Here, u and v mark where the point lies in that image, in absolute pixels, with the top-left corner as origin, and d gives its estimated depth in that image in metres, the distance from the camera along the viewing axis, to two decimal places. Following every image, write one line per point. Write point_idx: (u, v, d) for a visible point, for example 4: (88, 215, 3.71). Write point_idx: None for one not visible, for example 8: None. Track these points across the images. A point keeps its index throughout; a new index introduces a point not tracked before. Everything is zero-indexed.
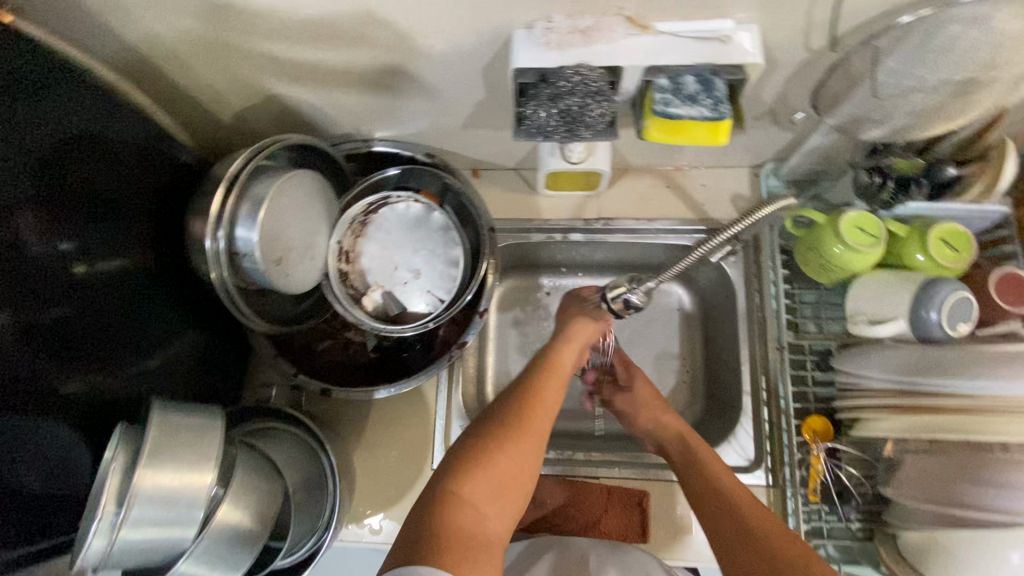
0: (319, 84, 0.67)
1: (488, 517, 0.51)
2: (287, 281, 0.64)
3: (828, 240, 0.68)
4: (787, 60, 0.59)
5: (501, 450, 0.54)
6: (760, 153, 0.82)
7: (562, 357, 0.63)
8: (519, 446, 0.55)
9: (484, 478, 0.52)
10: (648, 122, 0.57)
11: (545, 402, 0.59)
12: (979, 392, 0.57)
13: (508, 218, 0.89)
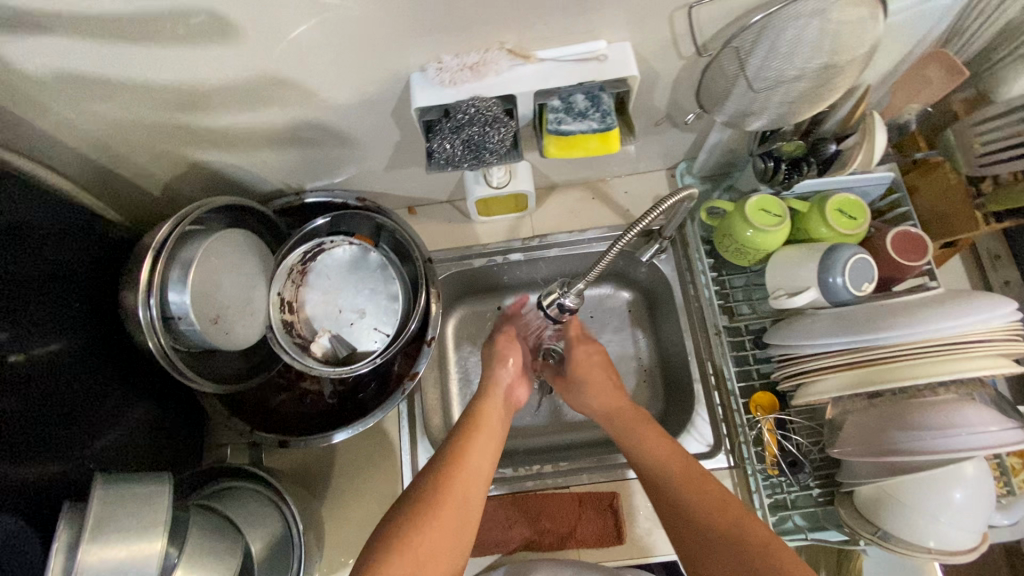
0: (240, 146, 0.70)
1: None
2: (228, 337, 0.65)
3: (739, 225, 0.72)
4: (665, 69, 0.65)
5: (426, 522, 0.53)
6: (671, 155, 0.88)
7: (485, 420, 0.66)
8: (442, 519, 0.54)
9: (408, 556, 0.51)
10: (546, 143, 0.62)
11: (472, 464, 0.60)
12: (886, 338, 0.61)
13: (449, 249, 0.93)
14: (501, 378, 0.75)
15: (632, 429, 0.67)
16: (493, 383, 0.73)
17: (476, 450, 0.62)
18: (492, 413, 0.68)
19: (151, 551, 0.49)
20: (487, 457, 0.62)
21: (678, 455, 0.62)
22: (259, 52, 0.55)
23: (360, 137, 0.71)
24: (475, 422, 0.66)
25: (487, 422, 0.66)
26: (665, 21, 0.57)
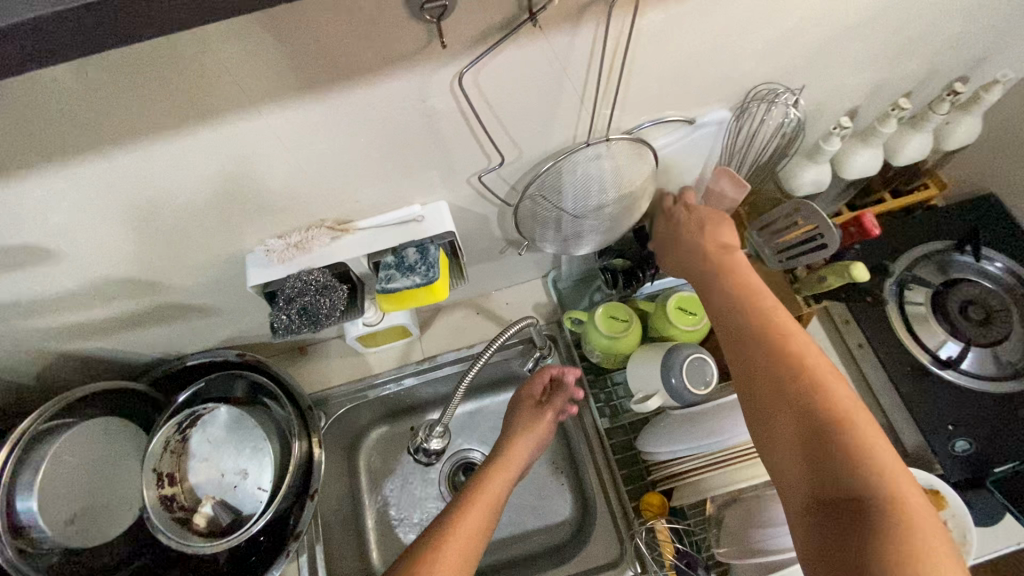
0: (103, 333, 0.73)
1: None
2: (89, 533, 0.70)
3: (593, 334, 0.77)
4: (489, 212, 0.71)
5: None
6: (539, 266, 0.94)
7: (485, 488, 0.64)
8: None
9: None
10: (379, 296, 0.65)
11: (454, 539, 0.57)
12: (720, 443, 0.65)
13: (343, 384, 0.94)
14: (529, 441, 0.73)
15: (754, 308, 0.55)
16: (514, 446, 0.71)
17: (451, 547, 0.56)
18: (491, 492, 0.64)
19: None
20: (472, 532, 0.59)
21: (820, 358, 0.50)
22: (90, 264, 0.59)
23: (223, 306, 0.75)
24: (472, 495, 0.63)
25: (478, 496, 0.63)
26: (465, 182, 0.64)
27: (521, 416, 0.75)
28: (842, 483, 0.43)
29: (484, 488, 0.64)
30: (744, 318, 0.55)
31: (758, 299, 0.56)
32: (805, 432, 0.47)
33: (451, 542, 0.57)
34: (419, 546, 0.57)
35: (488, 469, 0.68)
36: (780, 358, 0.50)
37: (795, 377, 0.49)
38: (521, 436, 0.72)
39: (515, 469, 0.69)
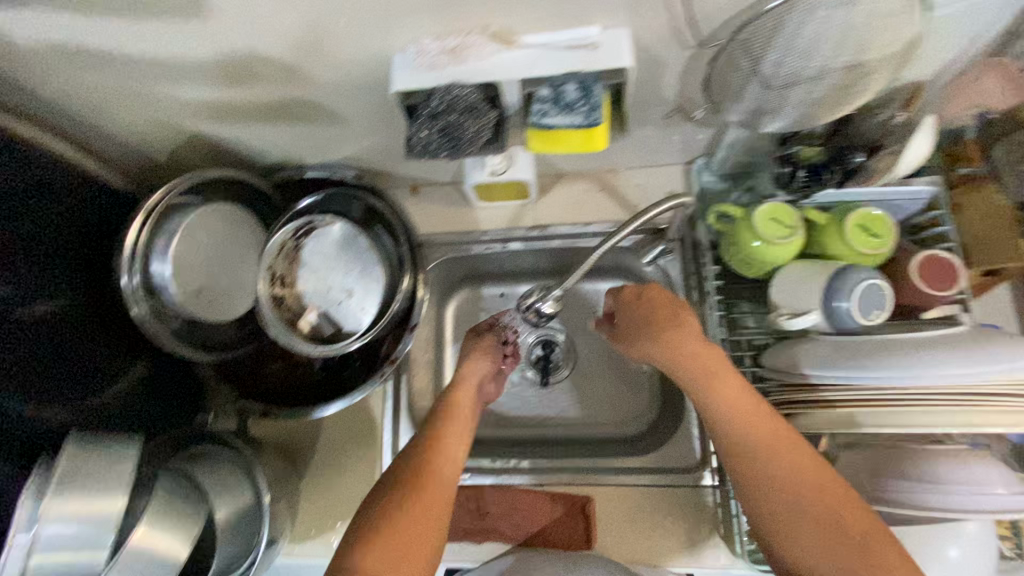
0: (234, 119, 0.70)
1: None
2: (212, 309, 0.69)
3: (746, 234, 0.67)
4: (670, 58, 0.59)
5: (427, 470, 0.63)
6: (687, 149, 0.81)
7: (456, 409, 0.71)
8: (419, 503, 0.60)
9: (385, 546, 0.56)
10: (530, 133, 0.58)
11: (440, 452, 0.65)
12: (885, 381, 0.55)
13: (448, 232, 0.90)
14: (468, 386, 0.75)
15: (704, 375, 0.60)
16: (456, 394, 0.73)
17: (454, 428, 0.68)
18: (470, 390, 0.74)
19: (112, 509, 0.51)
20: (463, 434, 0.69)
21: (796, 447, 0.55)
22: (235, 30, 0.54)
23: (353, 115, 0.70)
24: (454, 410, 0.71)
25: (457, 405, 0.71)
26: (663, 7, 0.51)
27: (475, 355, 0.79)
28: (843, 555, 0.51)
29: (458, 403, 0.72)
30: (742, 430, 0.56)
31: (725, 379, 0.59)
32: (783, 509, 0.54)
33: (448, 430, 0.68)
34: (424, 431, 0.68)
35: (456, 383, 0.75)
36: (739, 453, 0.57)
37: (760, 461, 0.55)
38: (472, 362, 0.77)
39: (476, 389, 0.76)
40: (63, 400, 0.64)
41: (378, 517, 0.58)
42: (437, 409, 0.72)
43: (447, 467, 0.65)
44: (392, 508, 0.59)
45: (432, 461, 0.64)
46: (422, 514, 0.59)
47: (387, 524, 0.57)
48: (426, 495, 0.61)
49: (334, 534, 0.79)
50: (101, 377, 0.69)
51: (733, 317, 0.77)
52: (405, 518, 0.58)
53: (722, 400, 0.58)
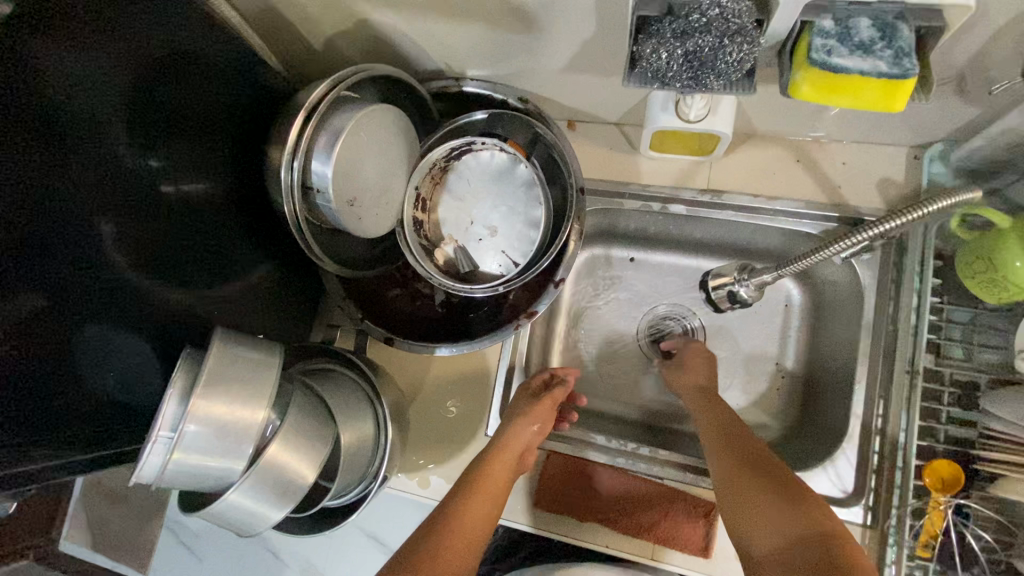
0: (411, 10, 0.61)
1: None
2: (360, 225, 0.61)
3: (1010, 251, 0.53)
4: (1007, 3, 0.44)
5: (440, 557, 0.55)
6: (929, 129, 0.66)
7: (507, 449, 0.66)
8: (453, 543, 0.57)
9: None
10: (802, 74, 0.46)
11: (482, 497, 0.62)
12: None
13: (601, 180, 0.80)
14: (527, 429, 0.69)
15: (709, 409, 0.66)
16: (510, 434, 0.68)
17: (475, 505, 0.61)
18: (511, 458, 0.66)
19: (255, 420, 0.49)
20: (485, 506, 0.62)
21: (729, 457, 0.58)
22: None
23: (548, 26, 0.59)
24: (483, 476, 0.64)
25: (486, 479, 0.64)
26: None
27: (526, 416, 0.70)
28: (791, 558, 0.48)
29: (489, 472, 0.64)
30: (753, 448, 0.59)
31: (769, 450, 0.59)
32: (741, 501, 0.54)
33: (466, 510, 0.60)
34: (438, 514, 0.60)
35: (492, 450, 0.66)
36: (735, 472, 0.57)
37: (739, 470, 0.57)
38: (519, 425, 0.68)
39: (518, 454, 0.67)
40: (191, 284, 0.62)
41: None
42: (465, 478, 0.64)
43: (485, 512, 0.61)
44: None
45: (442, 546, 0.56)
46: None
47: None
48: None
49: (430, 476, 0.76)
50: (226, 271, 0.66)
51: (939, 343, 0.64)
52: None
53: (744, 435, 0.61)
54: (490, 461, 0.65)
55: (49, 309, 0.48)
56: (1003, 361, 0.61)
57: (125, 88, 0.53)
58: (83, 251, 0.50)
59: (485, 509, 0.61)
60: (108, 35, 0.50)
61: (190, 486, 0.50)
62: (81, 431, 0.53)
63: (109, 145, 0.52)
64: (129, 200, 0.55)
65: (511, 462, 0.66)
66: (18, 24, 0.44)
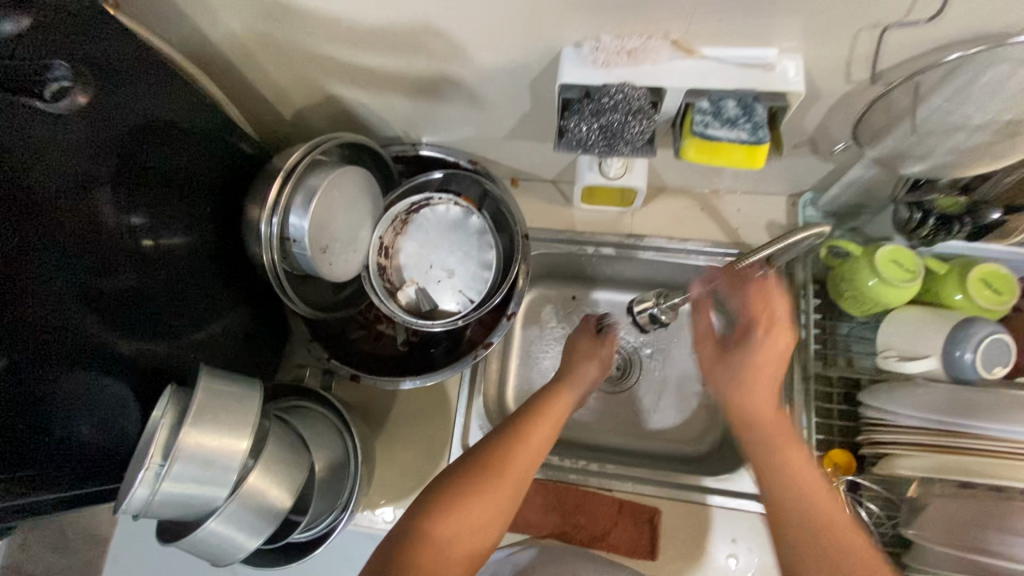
0: (375, 88, 0.72)
1: (456, 546, 0.56)
2: (331, 269, 0.69)
3: (863, 273, 0.67)
4: (828, 89, 0.60)
5: (490, 484, 0.59)
6: (798, 181, 0.82)
7: (548, 409, 0.65)
8: (491, 490, 0.58)
9: (454, 517, 0.57)
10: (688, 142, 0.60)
11: (525, 452, 0.61)
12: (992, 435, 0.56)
13: (542, 228, 0.91)
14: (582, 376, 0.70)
15: (750, 399, 0.60)
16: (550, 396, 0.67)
17: (534, 436, 0.63)
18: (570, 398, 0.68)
19: (237, 449, 0.53)
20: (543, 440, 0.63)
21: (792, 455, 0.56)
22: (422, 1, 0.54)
23: (492, 101, 0.71)
24: (545, 412, 0.65)
25: (546, 413, 0.65)
26: (847, 39, 0.53)
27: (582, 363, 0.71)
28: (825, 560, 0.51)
29: (550, 407, 0.66)
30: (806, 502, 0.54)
31: (833, 512, 0.54)
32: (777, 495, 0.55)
33: (524, 441, 0.62)
34: (500, 434, 0.63)
35: (552, 390, 0.68)
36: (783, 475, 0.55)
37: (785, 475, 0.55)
38: (583, 366, 0.71)
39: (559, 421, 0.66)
40: (168, 331, 0.66)
41: (434, 507, 0.57)
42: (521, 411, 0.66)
43: (530, 459, 0.62)
44: (447, 506, 0.57)
45: (494, 473, 0.59)
46: (471, 522, 0.57)
47: (442, 521, 0.56)
48: (487, 496, 0.58)
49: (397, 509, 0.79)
50: (199, 317, 0.71)
51: (825, 353, 0.77)
52: (456, 519, 0.56)
53: (801, 496, 0.54)
54: (532, 418, 0.64)
55: (43, 354, 0.52)
56: (874, 364, 0.74)
57: (109, 157, 0.58)
58: (61, 306, 0.53)
59: (529, 457, 0.62)
60: (96, 113, 0.56)
61: (172, 515, 0.53)
62: (63, 473, 0.55)
63: (95, 207, 0.57)
64: (118, 255, 0.60)
65: (554, 419, 0.65)
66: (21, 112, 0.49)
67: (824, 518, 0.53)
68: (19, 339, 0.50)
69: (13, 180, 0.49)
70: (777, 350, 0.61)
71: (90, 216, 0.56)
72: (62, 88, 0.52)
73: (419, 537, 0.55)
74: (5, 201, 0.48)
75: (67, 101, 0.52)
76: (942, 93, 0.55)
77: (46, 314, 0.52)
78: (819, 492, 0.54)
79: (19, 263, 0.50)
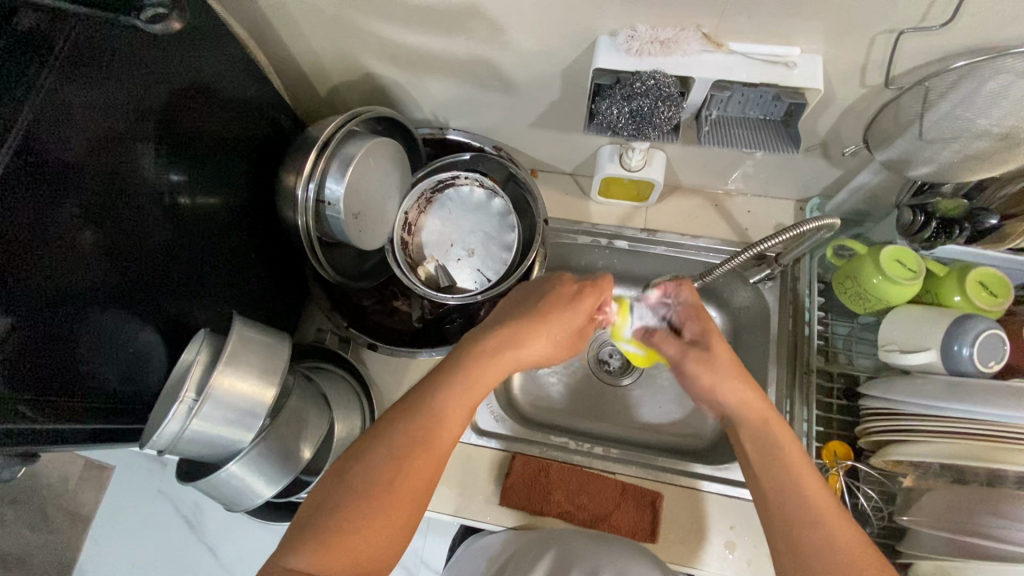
0: (413, 68, 0.75)
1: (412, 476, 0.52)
2: (360, 236, 0.71)
3: (869, 271, 0.71)
4: (843, 92, 0.65)
5: (427, 446, 0.53)
6: (806, 186, 0.86)
7: (523, 345, 0.59)
8: (449, 425, 0.55)
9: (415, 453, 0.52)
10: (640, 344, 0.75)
11: (486, 375, 0.57)
12: (994, 419, 0.58)
13: (558, 218, 0.94)
14: (561, 315, 0.61)
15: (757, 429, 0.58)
16: (521, 329, 0.60)
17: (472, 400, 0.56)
18: (528, 353, 0.60)
19: (265, 397, 0.54)
20: (473, 394, 0.57)
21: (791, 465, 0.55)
22: None
23: (524, 87, 0.74)
24: (487, 369, 0.58)
25: (478, 370, 0.57)
26: (865, 41, 0.57)
27: (561, 308, 0.61)
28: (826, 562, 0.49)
29: (524, 341, 0.59)
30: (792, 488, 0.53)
31: (848, 540, 0.50)
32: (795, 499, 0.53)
33: (457, 398, 0.55)
34: (455, 361, 0.58)
35: (507, 344, 0.59)
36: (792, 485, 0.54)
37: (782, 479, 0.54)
38: (562, 305, 0.62)
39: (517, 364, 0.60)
40: (196, 285, 0.68)
41: (367, 473, 0.51)
42: (449, 366, 0.58)
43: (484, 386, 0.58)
44: (385, 472, 0.51)
45: (439, 437, 0.54)
46: (409, 485, 0.52)
47: (380, 484, 0.51)
48: (426, 457, 0.53)
49: None
50: (225, 277, 0.72)
51: (827, 350, 0.81)
52: (398, 482, 0.51)
53: (799, 488, 0.53)
54: (496, 354, 0.58)
55: (88, 288, 0.54)
56: (874, 362, 0.78)
57: (153, 114, 0.60)
58: (98, 252, 0.54)
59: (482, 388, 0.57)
60: (144, 69, 0.58)
61: (195, 453, 0.55)
62: (89, 407, 0.56)
63: (138, 160, 0.59)
64: (157, 204, 0.61)
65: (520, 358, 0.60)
66: (74, 61, 0.51)
67: (824, 525, 0.51)
68: (67, 269, 0.52)
69: (78, 118, 0.52)
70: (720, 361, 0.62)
71: (135, 165, 0.58)
72: (156, 15, 0.56)
73: (361, 503, 0.50)
74: (55, 147, 0.50)
75: (161, 26, 0.56)
76: (950, 99, 0.58)
77: (95, 250, 0.54)
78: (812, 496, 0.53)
79: (64, 210, 0.51)
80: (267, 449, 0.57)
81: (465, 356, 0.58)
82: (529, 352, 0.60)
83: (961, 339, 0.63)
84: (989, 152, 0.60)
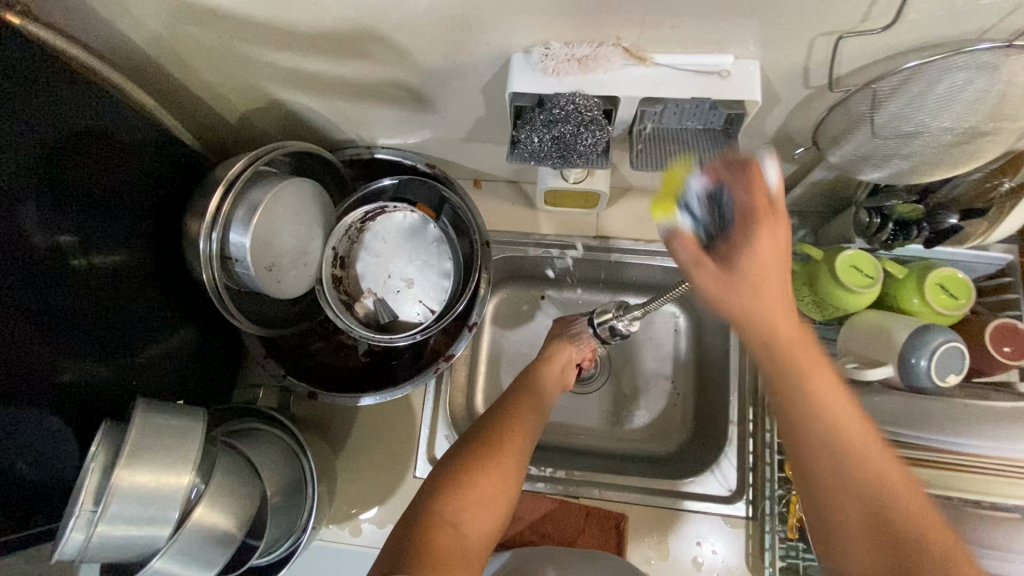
0: (323, 93, 0.68)
1: (484, 477, 0.57)
2: (279, 286, 0.66)
3: (823, 277, 0.67)
4: (787, 93, 0.59)
5: (499, 446, 0.60)
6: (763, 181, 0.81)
7: (539, 380, 0.70)
8: (513, 434, 0.61)
9: (470, 454, 0.59)
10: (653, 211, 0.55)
11: (533, 400, 0.67)
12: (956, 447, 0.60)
13: (506, 231, 0.89)
14: (556, 358, 0.72)
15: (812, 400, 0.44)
16: (542, 364, 0.72)
17: (512, 438, 0.61)
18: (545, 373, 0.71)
19: (179, 486, 0.51)
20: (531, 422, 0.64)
21: (862, 451, 0.43)
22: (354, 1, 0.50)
23: (445, 104, 0.67)
24: (514, 418, 0.63)
25: (525, 400, 0.66)
26: (804, 45, 0.50)
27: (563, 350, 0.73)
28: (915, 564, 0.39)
29: (542, 376, 0.71)
30: (844, 491, 0.43)
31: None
32: (846, 495, 0.43)
33: (518, 420, 0.63)
34: (506, 395, 0.68)
35: (527, 387, 0.68)
36: (841, 435, 0.44)
37: (837, 432, 0.44)
38: (558, 345, 0.73)
39: (547, 390, 0.70)
40: (112, 357, 0.63)
41: (448, 471, 0.58)
42: (511, 398, 0.67)
43: (537, 409, 0.66)
44: (467, 470, 0.57)
45: (510, 438, 0.61)
46: (489, 483, 0.57)
47: (455, 487, 0.55)
48: (480, 480, 0.57)
49: (361, 523, 0.78)
50: (146, 337, 0.67)
51: None
52: (472, 473, 0.57)
53: (829, 423, 0.44)
54: (527, 391, 0.68)
55: None
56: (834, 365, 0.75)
57: (28, 176, 0.54)
58: None
59: (534, 413, 0.66)
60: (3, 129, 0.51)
61: (110, 557, 0.51)
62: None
63: (18, 227, 0.53)
64: (47, 284, 0.56)
65: (546, 390, 0.69)
66: None
67: (877, 479, 0.42)
68: None
69: None
70: (794, 332, 0.46)
71: (15, 233, 0.53)
72: None
73: (448, 496, 0.55)
74: None
75: None
76: (899, 100, 0.52)
77: None
78: (863, 473, 0.43)
79: None
80: (192, 544, 0.54)
81: (508, 397, 0.67)
82: (547, 380, 0.70)
83: (922, 352, 0.60)
84: (943, 153, 0.55)
